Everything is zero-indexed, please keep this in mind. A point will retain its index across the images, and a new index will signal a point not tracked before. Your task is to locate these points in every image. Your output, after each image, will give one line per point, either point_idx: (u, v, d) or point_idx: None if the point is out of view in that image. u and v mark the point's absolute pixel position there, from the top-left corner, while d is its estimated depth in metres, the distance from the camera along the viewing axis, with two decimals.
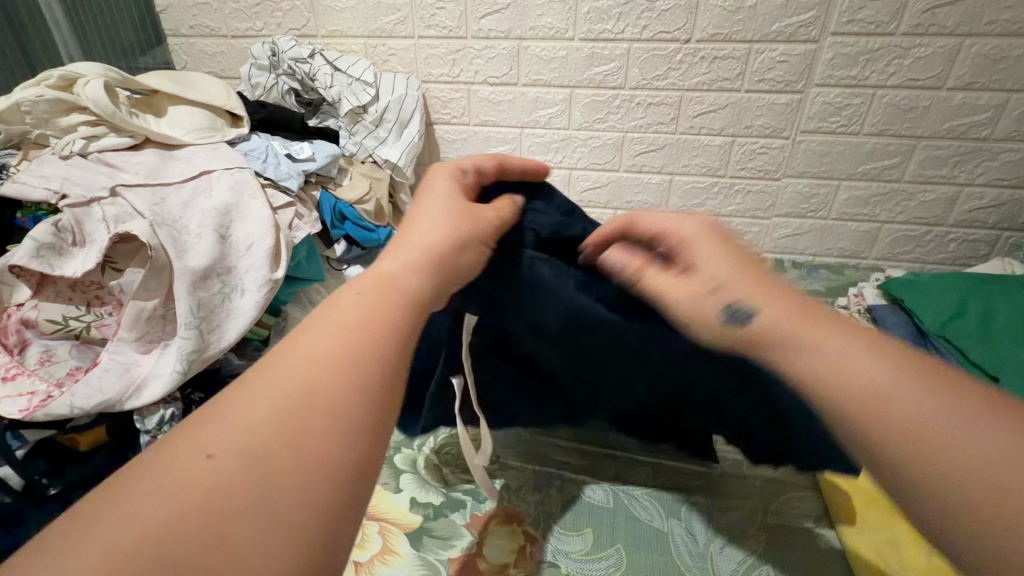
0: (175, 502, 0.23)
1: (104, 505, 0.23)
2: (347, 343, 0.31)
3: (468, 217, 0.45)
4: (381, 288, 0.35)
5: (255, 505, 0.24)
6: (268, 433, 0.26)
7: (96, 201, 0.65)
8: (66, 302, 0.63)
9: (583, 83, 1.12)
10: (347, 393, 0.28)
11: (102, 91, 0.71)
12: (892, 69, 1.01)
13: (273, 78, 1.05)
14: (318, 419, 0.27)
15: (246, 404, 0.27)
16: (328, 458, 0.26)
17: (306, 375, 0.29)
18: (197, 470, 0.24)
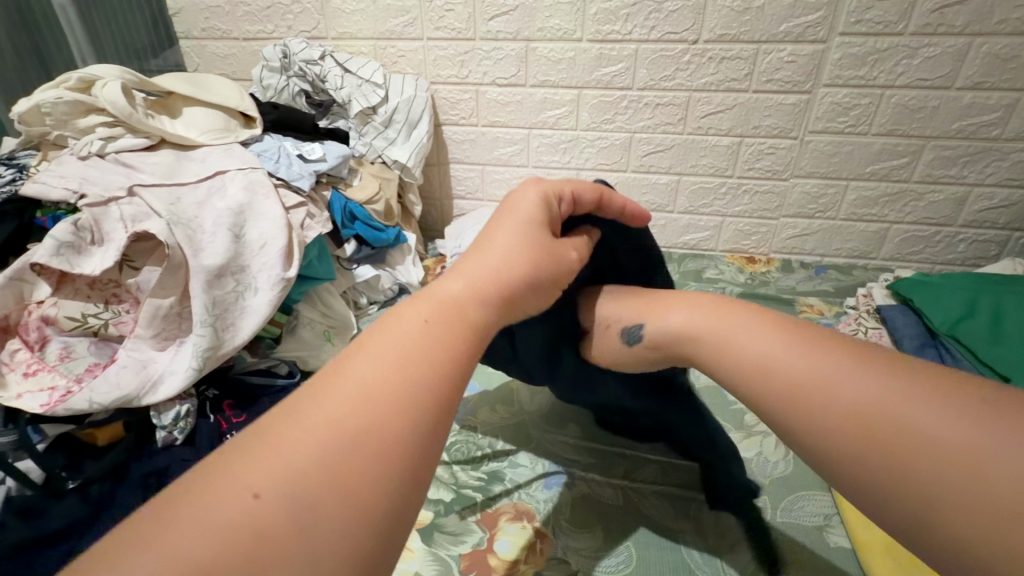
0: (222, 536, 0.23)
1: (153, 533, 0.23)
2: (403, 387, 0.31)
3: (545, 255, 0.45)
4: (442, 321, 0.35)
5: (299, 552, 0.24)
6: (320, 478, 0.26)
7: (114, 201, 0.66)
8: (85, 300, 0.64)
9: (591, 84, 1.12)
10: (392, 430, 0.29)
11: (119, 93, 0.72)
12: (901, 69, 1.01)
13: (284, 80, 1.06)
14: (370, 468, 0.27)
15: (300, 439, 0.27)
16: (373, 511, 0.26)
17: (362, 418, 0.29)
18: (244, 508, 0.24)
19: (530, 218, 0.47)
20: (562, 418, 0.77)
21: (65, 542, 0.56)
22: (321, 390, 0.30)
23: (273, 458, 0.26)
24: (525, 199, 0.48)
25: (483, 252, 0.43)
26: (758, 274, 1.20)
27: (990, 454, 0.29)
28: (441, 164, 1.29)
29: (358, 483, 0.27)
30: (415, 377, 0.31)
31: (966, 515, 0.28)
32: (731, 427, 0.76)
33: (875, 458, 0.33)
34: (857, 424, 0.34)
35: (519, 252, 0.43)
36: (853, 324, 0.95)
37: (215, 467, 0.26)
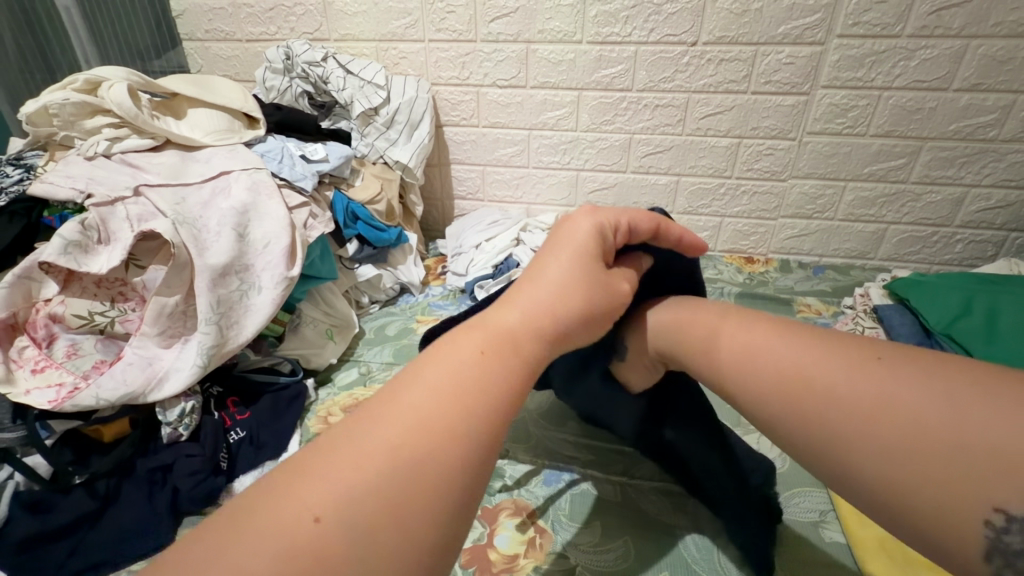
0: (283, 562, 0.23)
1: (216, 554, 0.23)
2: (458, 410, 0.29)
3: (599, 286, 0.42)
4: (496, 353, 0.33)
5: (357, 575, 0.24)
6: (377, 504, 0.25)
7: (120, 201, 0.67)
8: (91, 298, 0.65)
9: (591, 85, 1.13)
10: (449, 468, 0.28)
11: (126, 94, 0.73)
12: (899, 70, 1.02)
13: (287, 81, 1.07)
14: (424, 494, 0.26)
15: (357, 464, 0.27)
16: (424, 538, 0.26)
17: (419, 442, 0.28)
18: (305, 534, 0.24)
19: (586, 244, 0.44)
20: (561, 415, 0.78)
21: (70, 537, 0.57)
22: (374, 414, 0.29)
23: (329, 480, 0.26)
24: (580, 231, 0.45)
25: (540, 284, 0.40)
26: (757, 274, 1.21)
27: (928, 416, 0.29)
28: (442, 165, 1.30)
29: (410, 520, 0.26)
30: (471, 412, 0.30)
31: (932, 483, 0.28)
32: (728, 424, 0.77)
33: (824, 430, 0.33)
34: (793, 390, 0.36)
35: (574, 286, 0.40)
36: (850, 324, 0.96)
37: (277, 489, 0.26)
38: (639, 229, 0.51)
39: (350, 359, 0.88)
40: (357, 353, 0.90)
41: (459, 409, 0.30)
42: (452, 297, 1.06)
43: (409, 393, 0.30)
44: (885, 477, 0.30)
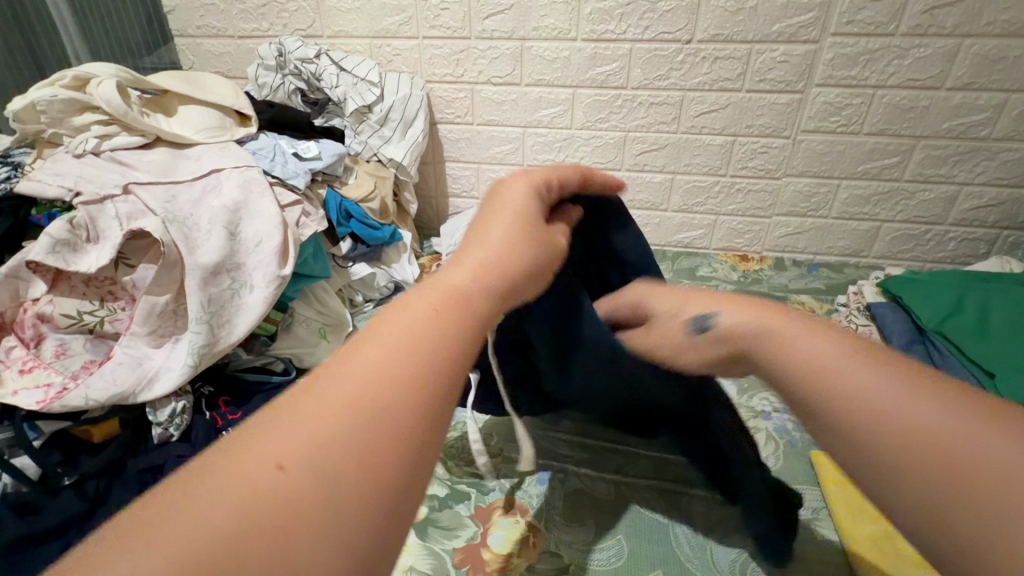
0: (243, 509, 0.22)
1: (172, 510, 0.22)
2: (419, 357, 0.30)
3: (539, 239, 0.43)
4: (449, 310, 0.33)
5: (329, 524, 0.23)
6: (342, 450, 0.25)
7: (109, 199, 0.66)
8: (80, 297, 0.64)
9: (586, 83, 1.13)
10: (412, 413, 0.27)
11: (115, 91, 0.72)
12: (892, 69, 1.02)
13: (280, 78, 1.06)
14: (390, 438, 0.26)
15: (318, 411, 0.26)
16: (395, 484, 0.25)
17: (382, 388, 0.27)
18: (267, 482, 0.23)
19: (523, 203, 0.45)
20: (555, 410, 0.73)
21: (60, 538, 0.57)
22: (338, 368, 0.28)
23: (290, 433, 0.25)
24: (513, 190, 0.46)
25: (486, 244, 0.40)
26: (751, 272, 1.21)
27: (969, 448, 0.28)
28: (437, 162, 1.30)
29: (375, 480, 0.25)
30: (431, 363, 0.30)
31: (954, 512, 0.27)
32: None
33: (849, 434, 0.32)
34: (823, 389, 0.35)
35: (517, 242, 0.41)
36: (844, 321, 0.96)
37: (236, 442, 0.25)
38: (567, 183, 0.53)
39: None
40: None
41: (422, 367, 0.29)
42: None
43: (373, 348, 0.29)
44: (911, 499, 0.29)
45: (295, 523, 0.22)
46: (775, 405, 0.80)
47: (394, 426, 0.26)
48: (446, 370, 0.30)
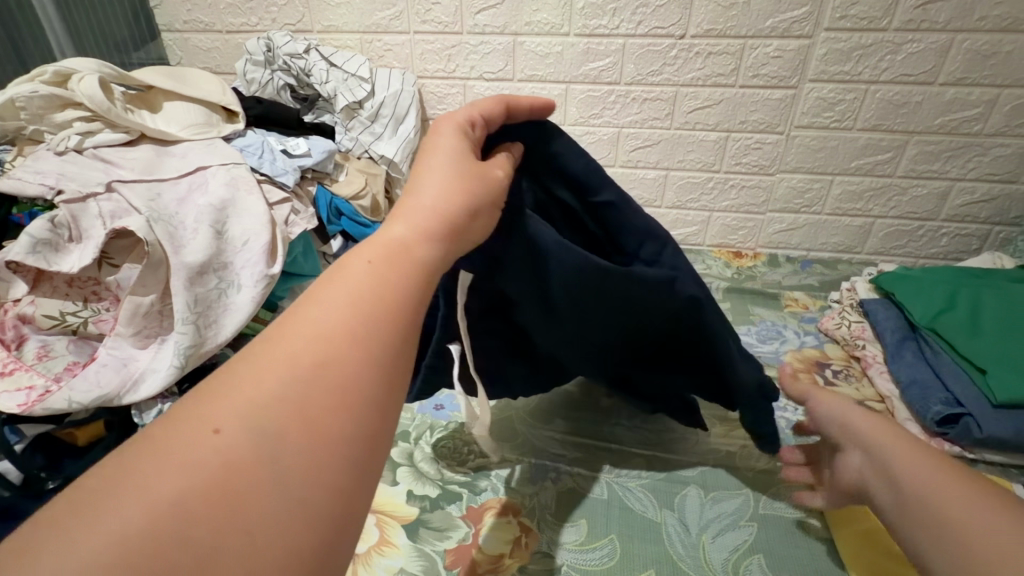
0: (190, 484, 0.22)
1: (112, 481, 0.22)
2: (360, 315, 0.30)
3: (475, 178, 0.42)
4: (388, 262, 0.33)
5: (270, 483, 0.24)
6: (279, 412, 0.25)
7: (92, 197, 0.65)
8: (63, 298, 0.63)
9: (578, 79, 1.12)
10: (351, 371, 0.28)
11: (97, 87, 0.71)
12: (885, 64, 1.02)
13: (268, 74, 1.05)
14: (328, 398, 0.27)
15: (255, 378, 0.26)
16: (337, 439, 0.26)
17: (318, 350, 0.28)
18: (204, 447, 0.24)
19: (456, 149, 0.44)
20: (548, 412, 0.77)
21: None
22: (275, 340, 0.29)
23: (231, 405, 0.25)
24: (443, 137, 0.45)
25: (424, 196, 0.39)
26: (745, 268, 1.21)
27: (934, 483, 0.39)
28: None
29: (324, 442, 0.25)
30: (373, 320, 0.30)
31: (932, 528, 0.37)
32: (715, 418, 0.76)
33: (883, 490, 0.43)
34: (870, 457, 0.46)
35: (455, 186, 0.40)
36: (837, 318, 0.96)
37: (177, 413, 0.25)
38: (491, 118, 0.50)
39: None
40: None
41: (364, 324, 0.30)
42: None
43: (310, 315, 0.29)
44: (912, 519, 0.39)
45: (246, 490, 0.23)
46: None
47: (338, 386, 0.27)
48: (391, 324, 0.30)
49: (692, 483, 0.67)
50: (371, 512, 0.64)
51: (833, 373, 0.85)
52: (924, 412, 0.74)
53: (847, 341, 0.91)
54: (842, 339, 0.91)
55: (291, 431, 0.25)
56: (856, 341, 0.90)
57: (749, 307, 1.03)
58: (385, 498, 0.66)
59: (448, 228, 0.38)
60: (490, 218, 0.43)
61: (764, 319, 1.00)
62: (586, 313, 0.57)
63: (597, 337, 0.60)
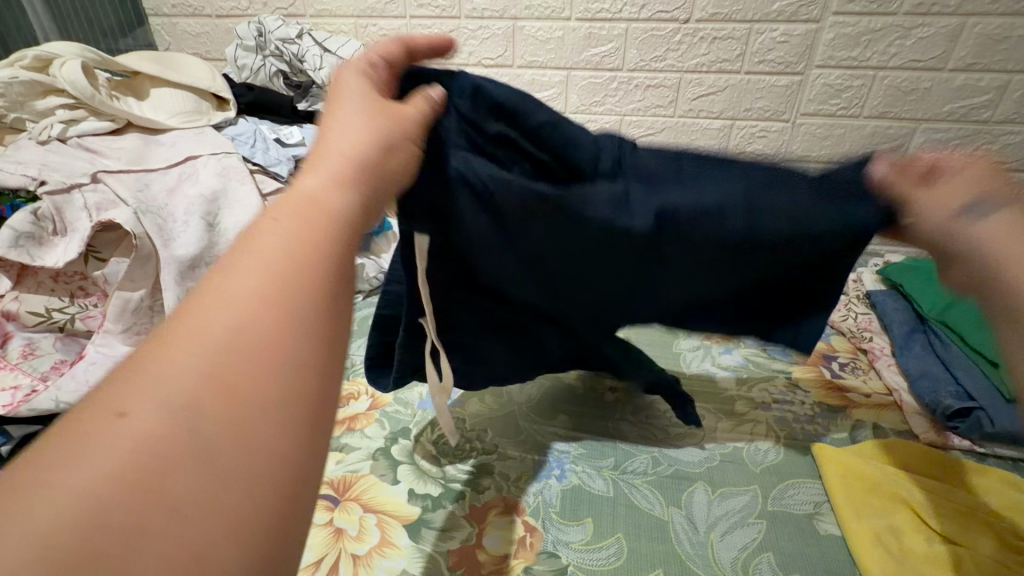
0: (108, 473, 0.22)
1: (23, 483, 0.21)
2: (275, 275, 0.28)
3: (386, 118, 0.40)
4: (302, 220, 0.31)
5: (195, 459, 0.23)
6: (195, 386, 0.24)
7: (77, 187, 0.62)
8: (48, 293, 0.60)
9: (580, 65, 1.09)
10: (271, 333, 0.26)
11: (80, 72, 0.68)
12: (894, 49, 0.99)
13: (260, 60, 1.01)
14: (247, 364, 0.25)
15: (165, 357, 0.25)
16: (265, 403, 0.25)
17: (233, 318, 0.26)
18: (114, 432, 0.23)
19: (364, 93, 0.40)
20: (551, 407, 0.76)
21: None
22: (196, 315, 0.27)
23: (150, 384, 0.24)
24: (346, 83, 0.41)
25: (343, 139, 0.37)
26: None
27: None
28: None
29: (247, 420, 0.24)
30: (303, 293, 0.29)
31: None
32: (721, 414, 0.76)
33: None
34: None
35: (364, 127, 0.37)
36: (842, 310, 0.95)
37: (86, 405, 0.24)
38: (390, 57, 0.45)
39: None
40: None
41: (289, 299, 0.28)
42: None
43: (229, 286, 0.28)
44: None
45: (172, 475, 0.22)
46: (775, 395, 0.79)
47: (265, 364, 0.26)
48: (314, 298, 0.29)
49: (700, 479, 0.66)
50: (372, 512, 0.62)
51: (840, 366, 0.84)
52: (935, 405, 0.73)
53: (853, 333, 0.90)
54: (848, 331, 0.90)
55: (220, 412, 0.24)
56: (863, 333, 0.90)
57: None
58: (385, 496, 0.64)
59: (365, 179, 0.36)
60: (410, 156, 0.40)
61: None
62: (546, 248, 0.53)
63: (586, 271, 0.54)
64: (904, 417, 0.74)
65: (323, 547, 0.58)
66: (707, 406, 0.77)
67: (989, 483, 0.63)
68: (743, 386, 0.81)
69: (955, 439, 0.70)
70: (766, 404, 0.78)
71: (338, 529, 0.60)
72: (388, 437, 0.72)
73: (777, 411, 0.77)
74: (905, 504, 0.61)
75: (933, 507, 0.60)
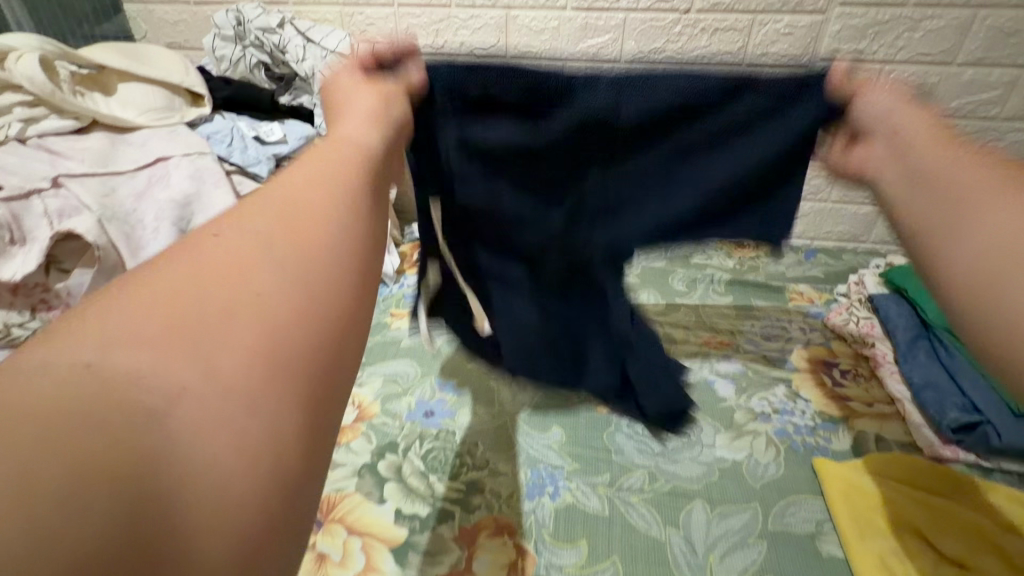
0: (144, 341, 0.24)
1: (75, 329, 0.23)
2: (309, 207, 0.32)
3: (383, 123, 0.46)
4: (326, 175, 0.35)
5: (218, 345, 0.25)
6: (220, 283, 0.27)
7: (36, 193, 0.57)
8: (6, 307, 0.55)
9: (576, 56, 1.05)
10: (296, 256, 0.29)
11: (38, 68, 0.63)
12: (902, 42, 0.96)
13: (240, 50, 0.96)
14: (270, 273, 0.28)
15: (206, 256, 0.28)
16: (281, 309, 0.27)
17: (267, 234, 0.30)
18: (160, 306, 0.25)
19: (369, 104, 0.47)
20: (544, 418, 0.74)
21: None
22: (191, 255, 0.28)
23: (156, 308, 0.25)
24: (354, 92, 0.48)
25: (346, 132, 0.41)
26: (748, 258, 1.16)
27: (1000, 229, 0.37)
28: None
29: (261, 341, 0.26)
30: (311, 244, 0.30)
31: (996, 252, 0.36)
32: (719, 426, 0.74)
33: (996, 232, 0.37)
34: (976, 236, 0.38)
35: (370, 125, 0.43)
36: (844, 314, 0.92)
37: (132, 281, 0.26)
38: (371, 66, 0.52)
39: None
40: None
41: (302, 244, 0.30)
42: None
43: (228, 229, 0.29)
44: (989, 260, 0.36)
45: (192, 355, 0.24)
46: (775, 404, 0.77)
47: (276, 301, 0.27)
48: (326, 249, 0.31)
49: (699, 496, 0.64)
50: (356, 535, 0.59)
51: (841, 373, 0.82)
52: (939, 418, 0.71)
53: (855, 338, 0.88)
54: (849, 336, 0.88)
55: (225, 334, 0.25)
56: (865, 339, 0.87)
57: (752, 300, 1.01)
58: (371, 517, 0.61)
59: (368, 170, 0.38)
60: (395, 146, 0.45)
61: (767, 315, 0.96)
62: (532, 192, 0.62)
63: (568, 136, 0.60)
64: (908, 429, 0.72)
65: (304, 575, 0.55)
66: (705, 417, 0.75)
67: (995, 501, 0.62)
68: (741, 396, 0.79)
69: (961, 453, 0.68)
70: (766, 414, 0.75)
71: (321, 554, 0.57)
72: (374, 452, 0.69)
73: (777, 422, 0.74)
74: (909, 526, 0.59)
75: (938, 528, 0.58)
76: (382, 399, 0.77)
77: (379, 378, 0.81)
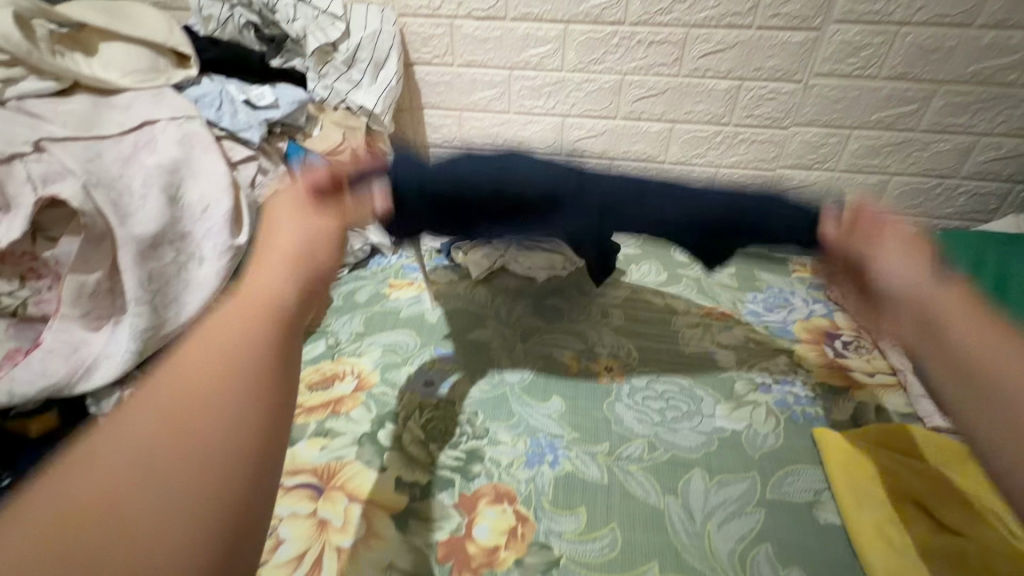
0: (54, 527, 0.25)
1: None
2: (219, 381, 0.32)
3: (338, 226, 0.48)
4: (253, 317, 0.36)
5: (146, 510, 0.27)
6: (125, 465, 0.28)
7: (17, 157, 0.55)
8: None
9: (579, 18, 1.01)
10: (205, 430, 0.30)
11: (13, 26, 0.60)
12: (920, 3, 0.92)
13: (227, 9, 0.89)
14: (174, 451, 0.29)
15: (107, 441, 0.28)
16: (199, 464, 0.29)
17: (167, 419, 0.30)
18: (72, 498, 0.26)
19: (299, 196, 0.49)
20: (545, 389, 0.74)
21: None
22: (97, 443, 0.28)
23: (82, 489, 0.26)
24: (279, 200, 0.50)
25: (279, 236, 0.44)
26: None
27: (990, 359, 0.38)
28: (414, 109, 1.17)
29: (177, 485, 0.28)
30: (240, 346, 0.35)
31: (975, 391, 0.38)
32: (720, 396, 0.74)
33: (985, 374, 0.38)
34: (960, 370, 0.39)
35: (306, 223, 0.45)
36: None
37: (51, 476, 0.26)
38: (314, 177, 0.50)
39: (317, 330, 0.85)
40: (325, 323, 0.86)
41: (219, 381, 0.32)
42: (427, 258, 1.03)
43: (131, 414, 0.29)
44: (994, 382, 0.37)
45: (112, 529, 0.26)
46: (775, 374, 0.77)
47: (185, 423, 0.30)
48: (222, 389, 0.32)
49: (697, 465, 0.64)
50: (356, 502, 0.60)
51: (843, 345, 0.82)
52: None
53: None
54: None
55: (134, 521, 0.26)
56: None
57: (755, 272, 1.00)
58: (371, 485, 0.62)
59: (313, 249, 0.44)
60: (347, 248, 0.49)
61: (771, 287, 0.96)
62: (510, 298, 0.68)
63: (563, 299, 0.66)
64: (909, 400, 0.73)
65: (305, 540, 0.56)
66: (704, 387, 0.75)
67: None
68: (742, 365, 0.79)
69: None
70: (766, 385, 0.75)
71: (322, 520, 0.58)
72: (374, 421, 0.69)
73: (777, 392, 0.74)
74: (908, 496, 0.60)
75: (936, 498, 0.58)
76: (382, 369, 0.77)
77: (378, 348, 0.81)
